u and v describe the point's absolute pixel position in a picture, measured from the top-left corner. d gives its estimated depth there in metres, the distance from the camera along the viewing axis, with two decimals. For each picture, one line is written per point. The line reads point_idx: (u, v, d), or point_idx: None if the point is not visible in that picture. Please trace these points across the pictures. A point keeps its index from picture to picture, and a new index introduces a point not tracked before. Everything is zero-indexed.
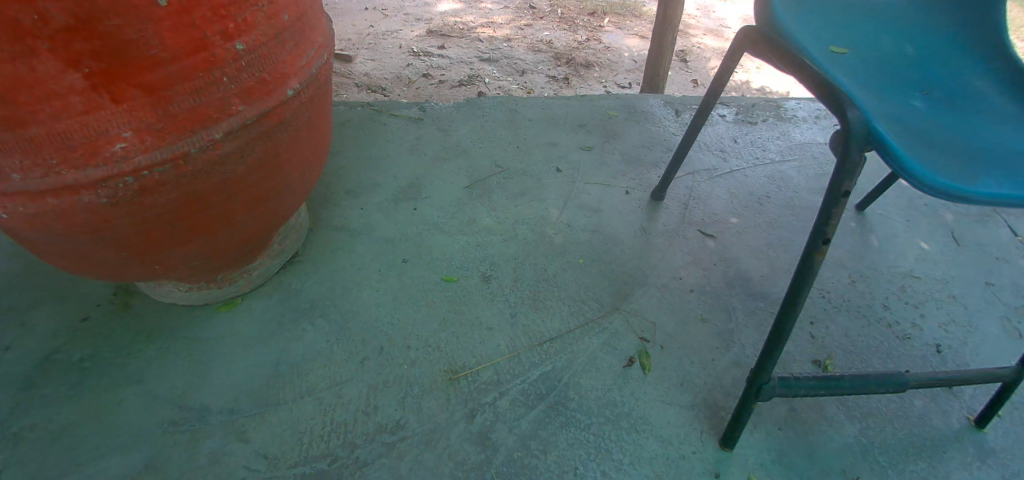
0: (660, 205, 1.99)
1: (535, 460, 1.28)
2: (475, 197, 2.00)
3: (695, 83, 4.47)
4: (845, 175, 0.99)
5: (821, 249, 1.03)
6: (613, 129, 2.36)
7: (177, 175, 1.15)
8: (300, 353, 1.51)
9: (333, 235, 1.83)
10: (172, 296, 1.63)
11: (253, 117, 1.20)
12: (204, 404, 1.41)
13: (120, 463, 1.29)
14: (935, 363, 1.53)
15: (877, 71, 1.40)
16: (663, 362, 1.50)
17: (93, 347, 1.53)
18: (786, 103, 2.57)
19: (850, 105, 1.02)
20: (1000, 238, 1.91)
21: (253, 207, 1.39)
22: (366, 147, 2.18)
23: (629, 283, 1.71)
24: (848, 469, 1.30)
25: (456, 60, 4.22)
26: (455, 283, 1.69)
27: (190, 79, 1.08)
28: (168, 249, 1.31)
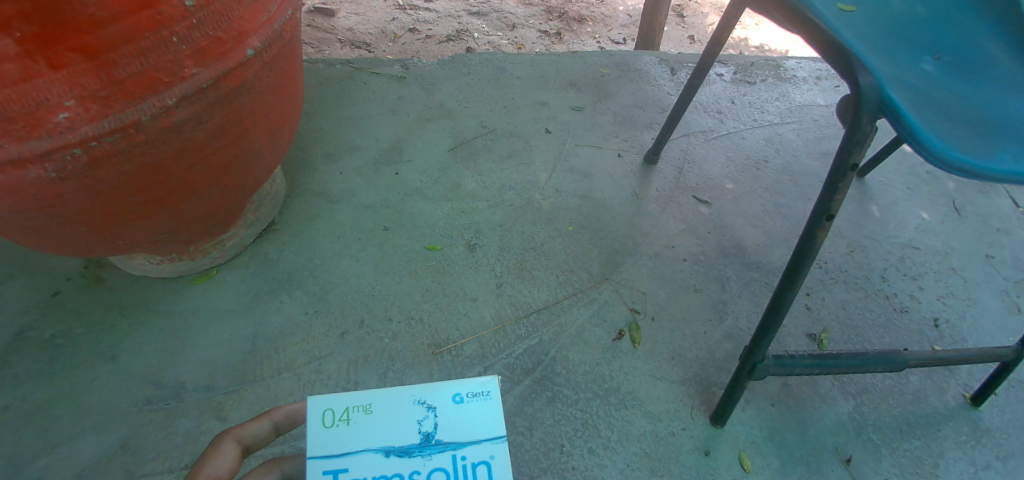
0: (653, 168, 1.91)
1: (522, 437, 1.25)
2: (460, 161, 1.91)
3: (691, 39, 4.31)
4: (854, 146, 0.92)
5: (824, 226, 0.97)
6: (606, 89, 2.25)
7: (130, 145, 1.06)
8: (278, 327, 1.45)
9: (312, 202, 1.75)
10: (144, 269, 1.55)
11: (209, 80, 1.10)
12: (180, 381, 1.35)
13: (94, 443, 1.25)
14: (932, 338, 1.50)
15: (886, 32, 1.32)
16: (654, 335, 1.45)
17: (65, 323, 1.46)
18: (786, 62, 2.46)
19: (861, 70, 0.94)
20: (1001, 208, 1.86)
21: (217, 176, 1.30)
22: (345, 107, 2.07)
23: (620, 251, 1.65)
24: (840, 447, 1.28)
25: (443, 14, 4.01)
26: (438, 252, 1.62)
27: (135, 40, 0.97)
28: (129, 224, 1.23)
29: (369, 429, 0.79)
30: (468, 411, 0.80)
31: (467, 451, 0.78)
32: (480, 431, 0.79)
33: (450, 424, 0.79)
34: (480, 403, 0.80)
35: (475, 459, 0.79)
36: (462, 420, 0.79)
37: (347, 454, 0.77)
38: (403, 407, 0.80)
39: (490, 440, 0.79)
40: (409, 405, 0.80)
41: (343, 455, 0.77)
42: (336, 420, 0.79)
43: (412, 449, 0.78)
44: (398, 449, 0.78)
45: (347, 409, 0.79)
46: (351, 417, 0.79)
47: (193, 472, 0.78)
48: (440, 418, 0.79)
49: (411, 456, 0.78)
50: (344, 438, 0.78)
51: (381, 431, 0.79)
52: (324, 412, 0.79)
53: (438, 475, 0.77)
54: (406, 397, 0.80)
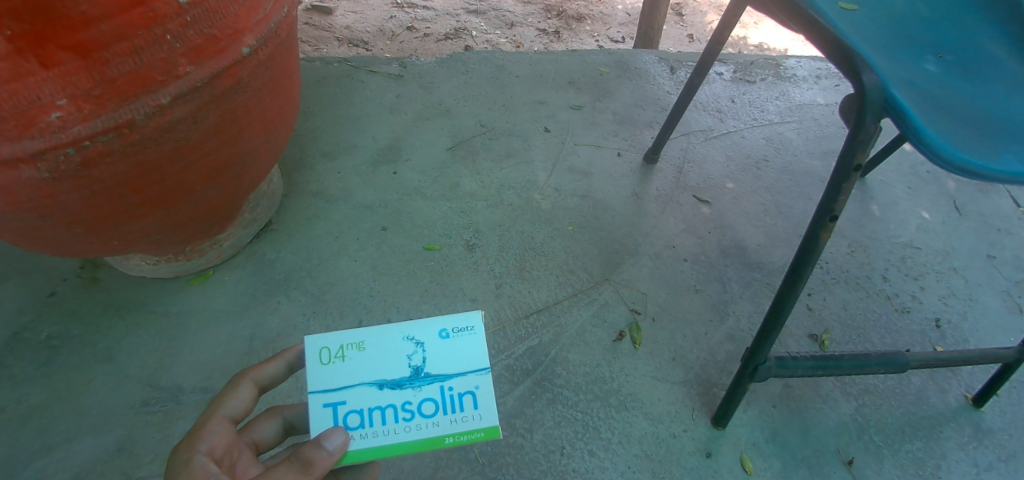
0: (653, 168, 1.90)
1: (522, 439, 1.24)
2: (459, 160, 1.90)
3: (690, 37, 4.30)
4: (858, 145, 0.91)
5: (828, 226, 0.96)
6: (605, 88, 2.23)
7: (124, 145, 1.05)
8: (276, 328, 1.43)
9: (310, 202, 1.73)
10: (140, 269, 1.53)
11: (204, 79, 1.09)
12: (177, 383, 1.34)
13: (90, 446, 1.24)
14: (933, 338, 1.49)
15: (888, 30, 1.30)
16: (655, 335, 1.44)
17: (60, 324, 1.44)
18: (786, 61, 2.45)
19: (865, 69, 0.93)
20: (1002, 208, 1.85)
21: (213, 176, 1.28)
22: (343, 106, 2.05)
23: (620, 252, 1.64)
24: (842, 448, 1.28)
25: (441, 12, 3.99)
26: (437, 252, 1.61)
27: (127, 38, 0.96)
28: (124, 224, 1.22)
29: (363, 364, 0.85)
30: (454, 345, 0.86)
31: (455, 382, 0.85)
32: (466, 364, 0.86)
33: (438, 356, 0.86)
34: (465, 337, 0.87)
35: (462, 390, 0.85)
36: (449, 353, 0.86)
37: (343, 388, 0.84)
38: (393, 343, 0.86)
39: (474, 371, 0.85)
40: (398, 342, 0.86)
41: (341, 388, 0.83)
42: (332, 358, 0.85)
43: (403, 381, 0.84)
44: (391, 382, 0.84)
45: (342, 347, 0.86)
46: (347, 354, 0.85)
47: (211, 408, 0.84)
48: (429, 351, 0.86)
49: (403, 387, 0.84)
50: (340, 373, 0.84)
51: (374, 366, 0.85)
52: (321, 350, 0.85)
53: (428, 405, 0.84)
54: (395, 335, 0.86)
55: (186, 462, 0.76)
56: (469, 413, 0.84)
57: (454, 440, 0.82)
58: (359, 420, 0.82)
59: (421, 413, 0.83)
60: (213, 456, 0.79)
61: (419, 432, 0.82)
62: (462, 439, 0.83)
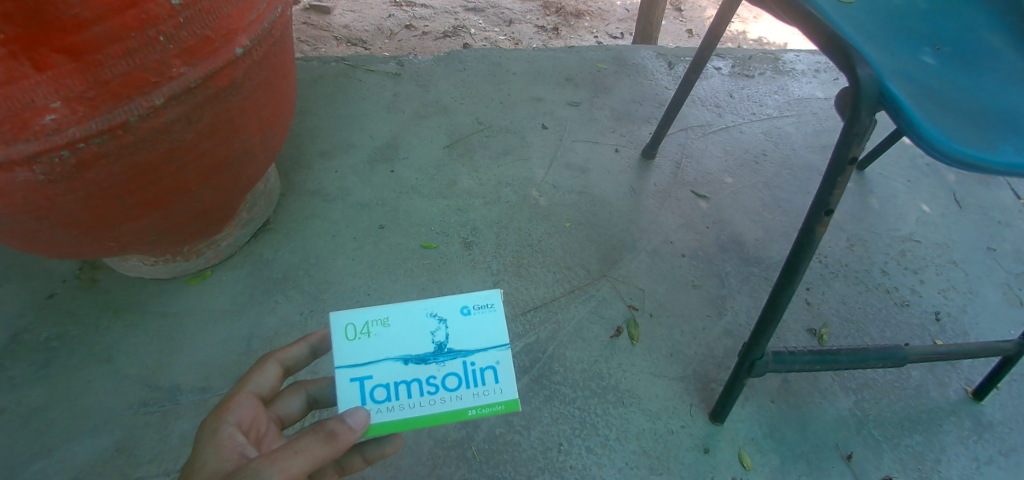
0: (651, 164, 1.90)
1: (519, 436, 1.24)
2: (456, 158, 1.89)
3: (689, 33, 4.28)
4: (853, 138, 0.90)
5: (823, 221, 0.95)
6: (602, 84, 2.23)
7: (119, 147, 1.05)
8: (273, 328, 1.44)
9: (307, 201, 1.73)
10: (138, 270, 1.53)
11: (197, 80, 1.08)
12: (175, 383, 1.34)
13: (90, 446, 1.24)
14: (933, 332, 1.49)
15: (885, 23, 1.30)
16: (652, 331, 1.44)
17: (60, 325, 1.45)
18: (785, 55, 2.44)
19: (860, 61, 0.92)
20: (1002, 200, 1.84)
21: (209, 176, 1.28)
22: (340, 104, 2.05)
23: (618, 248, 1.64)
24: (841, 443, 1.27)
25: (439, 10, 3.99)
26: (434, 250, 1.61)
27: (120, 40, 0.96)
28: (121, 226, 1.22)
29: (388, 340, 0.88)
30: (475, 321, 0.89)
31: (476, 358, 0.88)
32: (487, 341, 0.89)
33: (460, 333, 0.89)
34: (485, 314, 0.90)
35: (483, 366, 0.89)
36: (470, 329, 0.89)
37: (370, 363, 0.87)
38: (417, 320, 0.89)
39: (495, 347, 0.89)
40: (422, 318, 0.89)
41: (367, 364, 0.87)
42: (358, 334, 0.88)
43: (427, 356, 0.87)
44: (416, 357, 0.87)
45: (367, 323, 0.88)
46: (372, 329, 0.88)
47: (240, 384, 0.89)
48: (451, 327, 0.89)
49: (427, 362, 0.87)
50: (366, 349, 0.87)
51: (399, 342, 0.88)
52: (347, 326, 0.88)
53: (451, 379, 0.87)
54: (418, 311, 0.89)
55: (214, 432, 0.80)
56: (490, 387, 0.88)
57: (477, 412, 0.87)
58: (386, 394, 0.86)
59: (444, 388, 0.87)
60: (241, 427, 0.83)
61: (443, 405, 0.87)
62: (484, 411, 0.87)
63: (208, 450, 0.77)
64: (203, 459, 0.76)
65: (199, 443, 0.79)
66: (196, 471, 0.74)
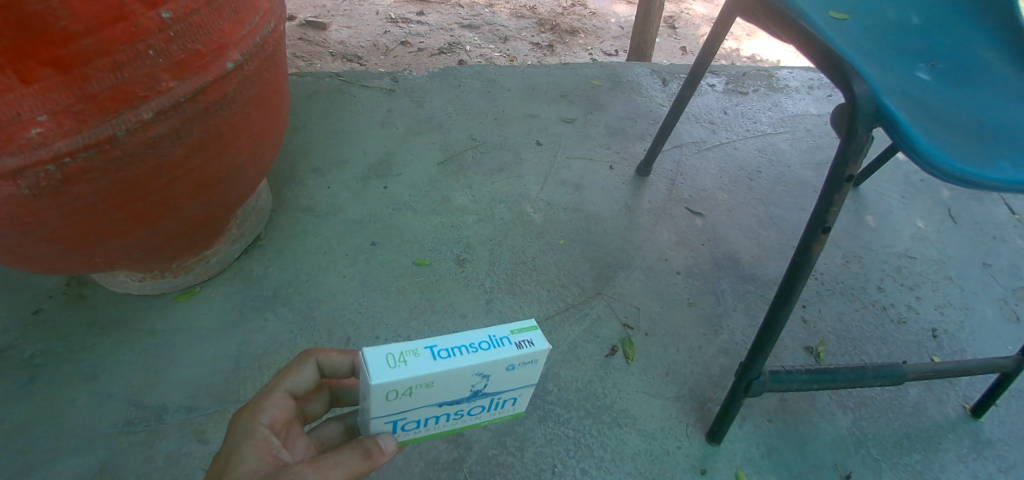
0: (645, 180, 1.89)
1: (511, 457, 1.21)
2: (449, 174, 1.89)
3: (683, 50, 4.32)
4: (850, 155, 0.89)
5: (821, 238, 0.94)
6: (597, 100, 2.23)
7: (106, 161, 1.03)
8: (262, 346, 1.41)
9: (299, 217, 1.72)
10: (126, 286, 1.51)
11: (187, 94, 1.07)
12: (161, 402, 1.31)
13: (70, 467, 1.20)
14: (931, 349, 1.47)
15: (879, 40, 1.30)
16: (648, 350, 1.42)
17: (45, 342, 1.41)
18: (778, 72, 2.45)
19: (856, 78, 0.92)
20: (997, 216, 1.84)
21: (198, 191, 1.26)
22: (334, 120, 2.04)
23: (612, 265, 1.62)
24: (840, 462, 1.25)
25: (435, 27, 4.01)
26: (427, 267, 1.59)
27: (109, 53, 0.95)
28: (107, 241, 1.19)
29: (428, 396, 0.77)
30: (518, 375, 0.81)
31: (504, 394, 0.84)
32: (521, 382, 0.83)
33: (500, 382, 0.81)
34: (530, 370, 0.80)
35: (507, 397, 0.86)
36: (510, 379, 0.81)
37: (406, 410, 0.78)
38: (463, 380, 0.77)
39: (525, 388, 0.84)
40: (468, 378, 0.77)
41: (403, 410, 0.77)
42: (399, 395, 0.74)
43: (463, 399, 0.80)
44: (451, 401, 0.80)
45: (410, 386, 0.74)
46: (415, 391, 0.74)
47: (276, 379, 0.86)
48: (493, 380, 0.79)
49: (460, 403, 0.81)
50: (405, 404, 0.76)
51: (439, 397, 0.77)
52: (388, 393, 0.72)
53: (478, 408, 0.84)
54: (466, 374, 0.76)
55: (249, 431, 0.78)
56: (507, 408, 0.88)
57: (487, 421, 0.89)
58: (415, 424, 0.82)
59: (469, 413, 0.85)
60: (273, 429, 0.80)
61: (464, 422, 0.87)
62: (495, 419, 0.90)
63: (246, 448, 0.75)
64: (240, 457, 0.74)
65: (232, 439, 0.77)
66: (232, 470, 0.72)
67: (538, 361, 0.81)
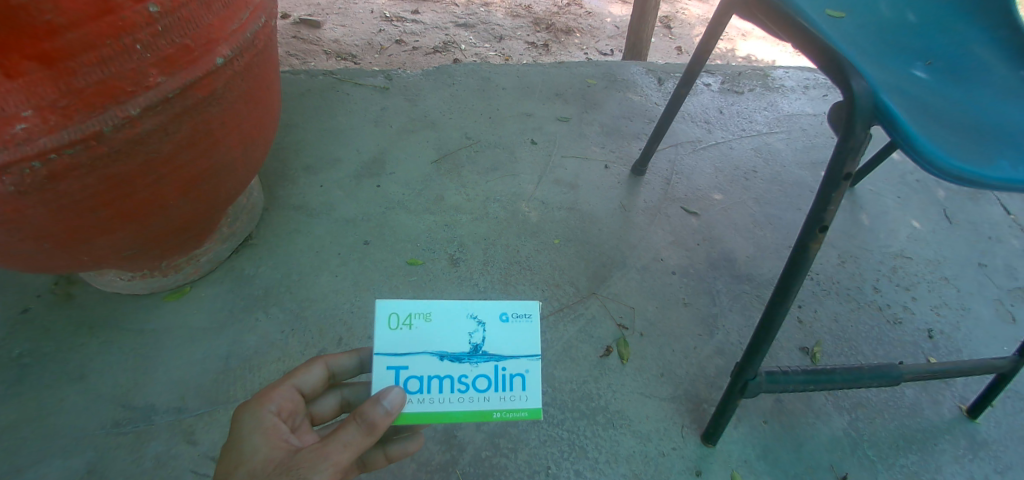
0: (640, 179, 1.88)
1: (505, 459, 1.20)
2: (444, 173, 1.87)
3: (679, 50, 4.32)
4: (848, 154, 0.88)
5: (817, 237, 0.93)
6: (592, 99, 2.22)
7: (93, 157, 1.01)
8: (253, 346, 1.39)
9: (291, 216, 1.70)
10: (115, 285, 1.49)
11: (175, 90, 1.05)
12: (150, 403, 1.29)
13: (57, 469, 1.18)
14: (927, 350, 1.47)
15: (875, 37, 1.30)
16: (643, 350, 1.41)
17: (32, 342, 1.39)
18: (774, 72, 2.45)
19: (854, 75, 0.91)
20: (992, 217, 1.84)
21: (187, 189, 1.24)
22: (327, 118, 2.02)
23: (607, 265, 1.61)
24: (836, 464, 1.24)
25: (430, 25, 3.99)
26: (420, 267, 1.58)
27: (95, 48, 0.93)
28: (94, 239, 1.17)
29: (426, 336, 0.92)
30: (510, 331, 0.94)
31: (507, 364, 0.93)
32: (519, 347, 0.95)
33: (495, 339, 0.94)
34: (522, 324, 0.94)
35: (512, 370, 0.94)
36: (504, 336, 0.94)
37: (408, 353, 0.91)
38: (458, 321, 0.93)
39: (528, 357, 0.94)
40: (462, 319, 0.93)
41: (408, 353, 0.91)
42: (400, 325, 0.92)
43: (463, 356, 0.93)
44: (451, 355, 0.92)
45: (410, 315, 0.93)
46: (414, 323, 0.92)
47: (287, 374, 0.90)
48: (487, 334, 0.93)
49: (461, 362, 0.92)
50: (405, 341, 0.92)
51: (434, 340, 0.92)
52: (391, 316, 0.92)
53: (481, 380, 0.92)
54: (459, 311, 0.94)
55: (258, 420, 0.81)
56: (517, 393, 0.93)
57: (501, 414, 0.92)
58: (419, 385, 0.91)
59: (474, 388, 0.92)
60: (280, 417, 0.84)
61: (471, 404, 0.91)
62: (508, 415, 0.92)
63: (257, 436, 0.79)
64: (251, 447, 0.78)
65: (240, 429, 0.80)
66: (244, 460, 0.76)
67: (529, 317, 0.95)
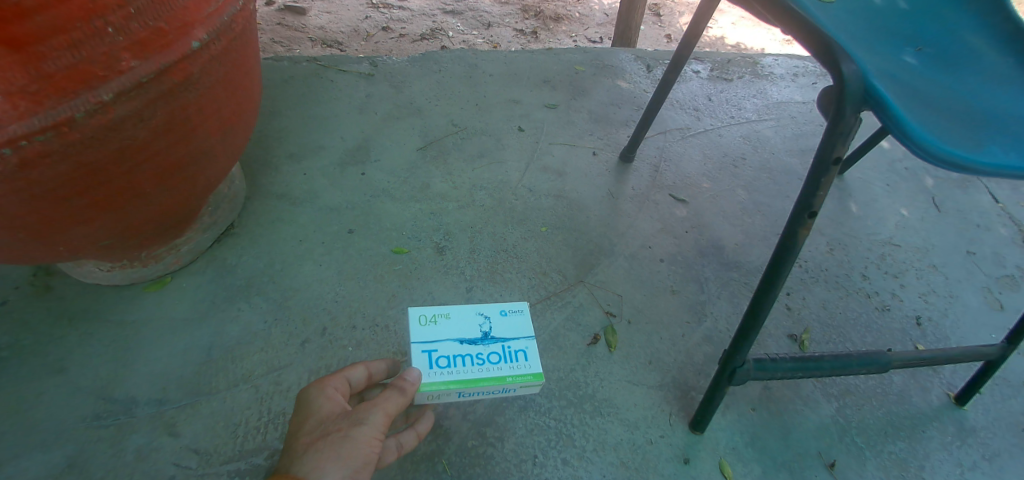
0: (629, 166, 1.87)
1: (491, 448, 1.19)
2: (429, 160, 1.84)
3: (667, 38, 4.30)
4: (838, 138, 0.87)
5: (806, 223, 0.92)
6: (580, 86, 2.20)
7: (65, 144, 0.97)
8: (235, 336, 1.36)
9: (273, 204, 1.66)
10: (94, 276, 1.45)
11: (151, 74, 1.02)
12: (131, 395, 1.26)
13: (35, 464, 1.15)
14: (914, 337, 1.48)
15: (866, 23, 1.28)
16: (631, 339, 1.40)
17: (9, 334, 1.35)
18: (763, 59, 2.44)
19: (844, 58, 0.89)
20: (980, 204, 1.85)
21: (166, 176, 1.21)
22: (310, 105, 1.98)
23: (595, 253, 1.60)
24: (824, 451, 1.25)
25: (417, 12, 3.93)
26: (406, 255, 1.55)
27: (65, 30, 0.90)
28: (69, 228, 1.13)
29: (449, 328, 1.16)
30: (509, 321, 1.20)
31: (511, 342, 1.16)
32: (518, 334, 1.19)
33: (499, 327, 1.19)
34: (517, 317, 1.21)
35: (515, 348, 1.16)
36: (506, 326, 1.19)
37: (436, 340, 1.13)
38: (470, 317, 1.18)
39: (525, 337, 1.17)
40: (474, 316, 1.19)
41: (436, 340, 1.13)
42: (429, 323, 1.16)
43: (477, 340, 1.15)
44: (469, 339, 1.14)
45: (436, 316, 1.17)
46: (439, 320, 1.16)
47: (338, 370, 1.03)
48: (493, 324, 1.19)
49: (477, 343, 1.14)
50: (435, 331, 1.14)
51: (457, 330, 1.15)
52: (421, 317, 1.16)
53: (493, 356, 1.13)
54: (471, 312, 1.20)
55: (318, 390, 0.96)
56: (521, 363, 1.14)
57: (512, 379, 1.11)
58: (448, 362, 1.10)
59: (490, 361, 1.12)
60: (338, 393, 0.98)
61: (489, 371, 1.11)
62: (519, 378, 1.11)
63: (318, 399, 0.94)
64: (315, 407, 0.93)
65: (307, 397, 0.95)
66: (311, 414, 0.92)
67: (521, 311, 1.22)
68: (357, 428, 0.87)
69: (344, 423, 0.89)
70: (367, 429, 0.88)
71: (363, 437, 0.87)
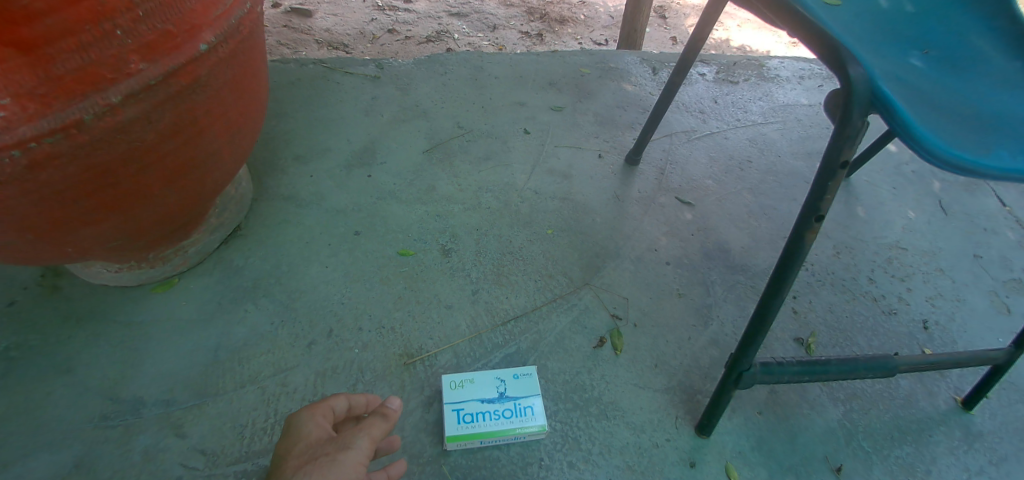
0: (634, 169, 1.87)
1: (497, 451, 1.19)
2: (435, 162, 1.85)
3: (673, 40, 4.29)
4: (845, 141, 0.87)
5: (813, 227, 0.92)
6: (586, 89, 2.20)
7: (73, 146, 0.97)
8: (242, 338, 1.37)
9: (280, 206, 1.67)
10: (102, 277, 1.46)
11: (158, 77, 1.02)
12: (138, 396, 1.27)
13: (44, 464, 1.16)
14: (921, 341, 1.47)
15: (872, 26, 1.27)
16: (637, 341, 1.40)
17: (19, 335, 1.36)
18: (769, 62, 2.43)
19: (851, 62, 0.89)
20: (988, 208, 1.84)
21: (173, 178, 1.22)
22: (317, 108, 1.99)
23: (601, 256, 1.60)
24: (830, 455, 1.24)
25: (423, 15, 3.94)
26: (412, 257, 1.56)
27: (74, 33, 0.91)
28: (77, 229, 1.14)
29: (473, 390, 1.25)
30: (523, 382, 1.28)
31: (522, 400, 1.24)
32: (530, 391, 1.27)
33: (514, 385, 1.26)
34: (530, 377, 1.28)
35: (526, 403, 1.24)
36: (521, 387, 1.26)
37: (461, 401, 1.23)
38: (489, 380, 1.27)
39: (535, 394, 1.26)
40: (493, 379, 1.27)
41: (461, 399, 1.22)
42: (457, 386, 1.25)
43: (494, 399, 1.23)
44: (488, 398, 1.23)
45: (461, 380, 1.26)
46: (464, 384, 1.25)
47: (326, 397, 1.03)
48: (508, 385, 1.27)
49: (495, 402, 1.23)
50: (461, 394, 1.24)
51: (480, 393, 1.24)
52: (450, 381, 1.26)
53: (508, 411, 1.22)
54: (491, 375, 1.28)
55: (308, 417, 0.96)
56: (531, 415, 1.22)
57: (522, 430, 1.20)
58: (470, 417, 1.20)
59: (504, 415, 1.21)
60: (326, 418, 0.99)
61: (504, 425, 1.19)
62: (529, 430, 1.20)
63: (308, 425, 0.95)
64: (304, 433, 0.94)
65: (296, 423, 0.96)
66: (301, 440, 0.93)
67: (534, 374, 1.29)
68: (345, 452, 0.89)
69: (330, 448, 0.90)
70: (353, 454, 0.90)
71: (349, 460, 0.88)
